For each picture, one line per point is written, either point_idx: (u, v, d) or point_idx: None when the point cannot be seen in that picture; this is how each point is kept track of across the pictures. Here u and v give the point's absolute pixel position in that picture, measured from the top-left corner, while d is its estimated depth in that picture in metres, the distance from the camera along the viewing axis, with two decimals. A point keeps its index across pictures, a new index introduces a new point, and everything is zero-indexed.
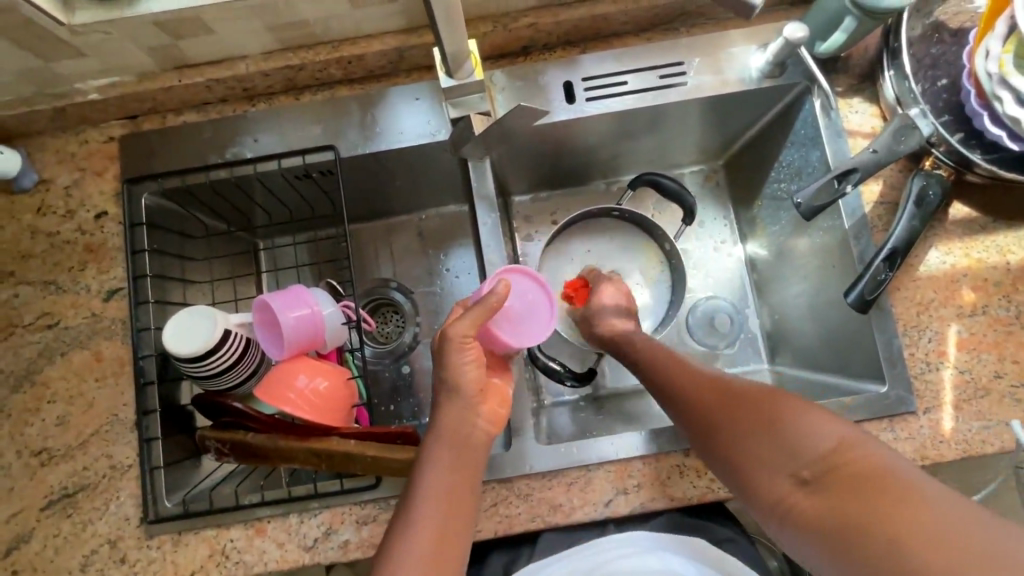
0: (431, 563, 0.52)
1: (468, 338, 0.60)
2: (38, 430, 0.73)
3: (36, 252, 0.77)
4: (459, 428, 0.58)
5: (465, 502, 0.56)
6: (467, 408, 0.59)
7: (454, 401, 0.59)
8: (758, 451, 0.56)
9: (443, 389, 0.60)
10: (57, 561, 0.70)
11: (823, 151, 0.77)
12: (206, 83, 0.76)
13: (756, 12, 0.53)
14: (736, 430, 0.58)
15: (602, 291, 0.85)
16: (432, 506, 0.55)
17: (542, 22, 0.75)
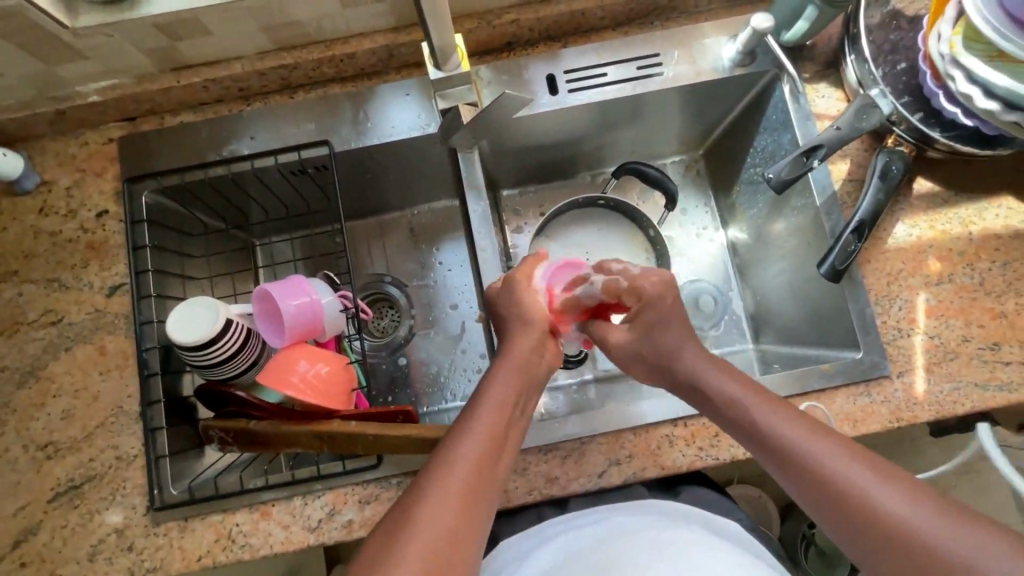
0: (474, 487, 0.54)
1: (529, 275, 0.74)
2: (44, 424, 0.75)
3: (39, 251, 0.79)
4: (512, 387, 0.63)
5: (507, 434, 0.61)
6: (535, 340, 0.69)
7: (524, 329, 0.69)
8: (866, 520, 0.49)
9: (515, 319, 0.70)
10: (65, 551, 0.72)
11: (793, 133, 0.81)
12: (203, 84, 0.79)
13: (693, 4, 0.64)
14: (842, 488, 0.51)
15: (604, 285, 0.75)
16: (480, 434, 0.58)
17: (523, 18, 0.79)
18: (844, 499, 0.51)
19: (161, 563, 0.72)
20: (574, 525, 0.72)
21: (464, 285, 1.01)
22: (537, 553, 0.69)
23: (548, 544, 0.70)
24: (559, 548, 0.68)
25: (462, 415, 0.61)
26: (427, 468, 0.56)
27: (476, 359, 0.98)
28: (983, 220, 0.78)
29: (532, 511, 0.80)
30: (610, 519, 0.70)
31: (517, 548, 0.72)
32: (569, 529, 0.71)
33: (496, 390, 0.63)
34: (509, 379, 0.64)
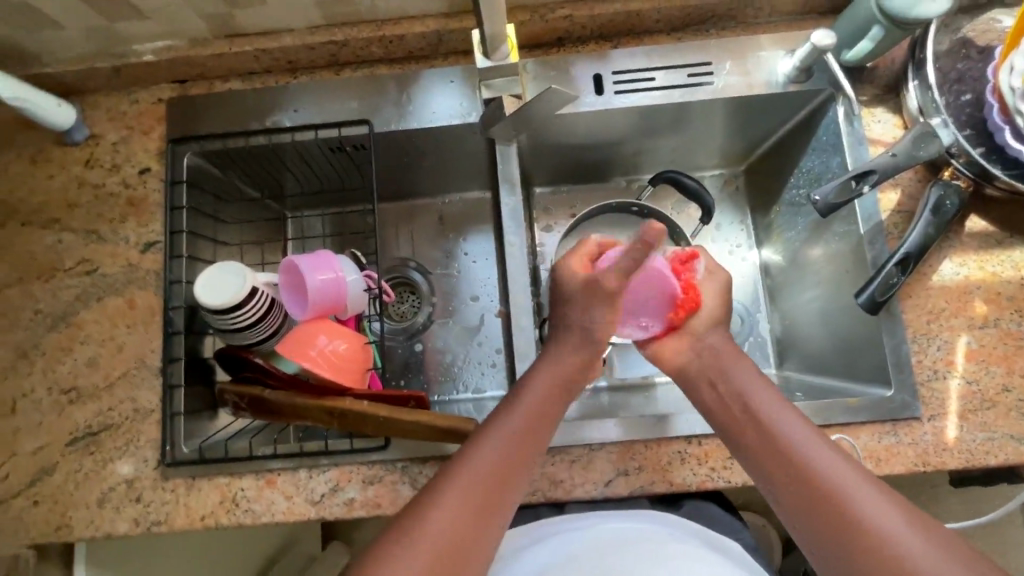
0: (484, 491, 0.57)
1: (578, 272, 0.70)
2: (70, 370, 0.77)
3: (82, 202, 0.81)
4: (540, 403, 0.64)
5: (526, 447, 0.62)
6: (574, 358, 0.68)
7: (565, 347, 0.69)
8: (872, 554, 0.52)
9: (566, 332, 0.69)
10: (77, 495, 0.74)
11: (843, 157, 0.78)
12: (255, 53, 0.80)
13: None
14: (866, 530, 0.53)
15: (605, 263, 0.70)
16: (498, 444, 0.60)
17: (577, 15, 0.78)
18: (863, 538, 0.53)
19: (166, 517, 0.73)
20: (557, 528, 0.70)
21: (487, 280, 1.01)
22: (532, 551, 0.68)
23: (542, 543, 0.69)
24: (553, 547, 0.67)
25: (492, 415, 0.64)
26: (444, 473, 0.59)
27: (492, 353, 0.98)
28: None
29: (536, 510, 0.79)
30: (608, 522, 0.70)
31: (509, 546, 0.71)
32: (562, 531, 0.70)
33: (534, 397, 0.65)
34: (545, 391, 0.65)
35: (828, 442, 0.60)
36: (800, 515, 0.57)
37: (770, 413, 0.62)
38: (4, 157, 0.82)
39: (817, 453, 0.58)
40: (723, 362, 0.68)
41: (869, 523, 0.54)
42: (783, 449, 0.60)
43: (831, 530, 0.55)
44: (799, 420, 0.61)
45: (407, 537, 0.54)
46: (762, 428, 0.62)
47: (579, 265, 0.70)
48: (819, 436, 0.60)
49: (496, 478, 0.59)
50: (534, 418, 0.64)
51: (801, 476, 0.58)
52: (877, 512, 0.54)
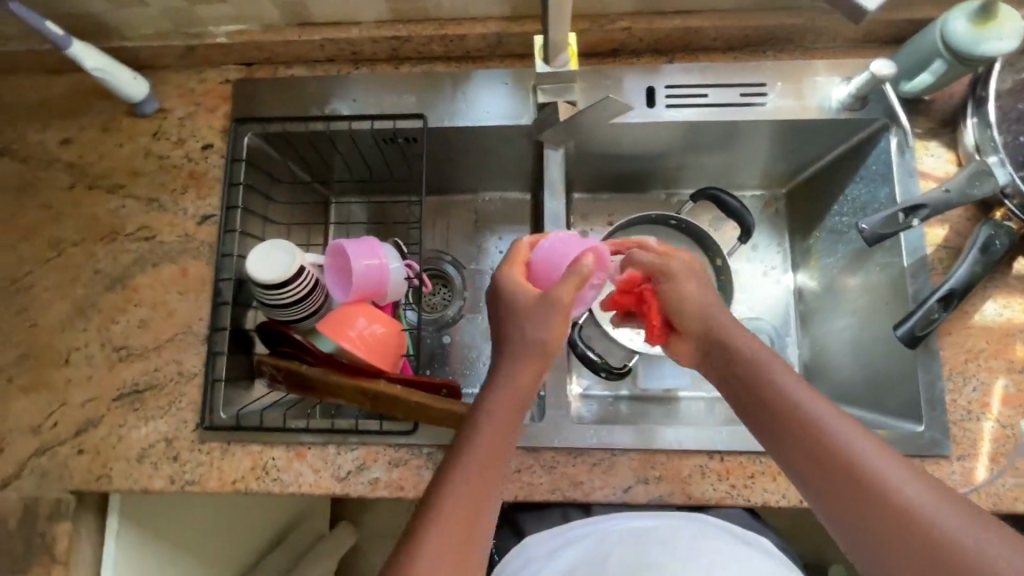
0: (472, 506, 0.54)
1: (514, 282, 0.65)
2: (122, 329, 0.81)
3: (146, 171, 0.85)
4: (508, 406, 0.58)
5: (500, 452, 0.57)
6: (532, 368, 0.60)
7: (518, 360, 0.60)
8: (904, 529, 0.49)
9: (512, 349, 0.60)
10: (119, 448, 0.78)
11: (892, 189, 0.78)
12: (321, 42, 0.83)
13: (868, 16, 0.49)
14: (893, 503, 0.50)
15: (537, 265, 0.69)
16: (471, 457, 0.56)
17: (636, 27, 0.79)
18: (893, 514, 0.49)
19: (199, 478, 0.77)
20: (570, 537, 0.72)
21: None
22: (566, 554, 0.70)
23: (575, 545, 0.71)
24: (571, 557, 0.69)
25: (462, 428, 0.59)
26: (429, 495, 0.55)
27: None
28: None
29: (556, 510, 0.81)
30: (633, 523, 0.71)
31: (542, 548, 0.73)
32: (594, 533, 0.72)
33: (501, 401, 0.59)
34: (514, 395, 0.59)
35: (850, 421, 0.55)
36: (830, 507, 0.53)
37: (789, 395, 0.57)
38: (78, 123, 0.87)
39: (842, 435, 0.54)
40: (731, 336, 0.62)
41: (903, 507, 0.49)
42: (805, 436, 0.55)
43: (857, 512, 0.51)
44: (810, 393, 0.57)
45: (416, 539, 0.53)
46: (773, 408, 0.58)
47: (518, 275, 0.65)
48: (840, 414, 0.56)
49: (477, 495, 0.54)
50: (511, 411, 0.59)
51: (819, 452, 0.54)
52: (912, 494, 0.50)
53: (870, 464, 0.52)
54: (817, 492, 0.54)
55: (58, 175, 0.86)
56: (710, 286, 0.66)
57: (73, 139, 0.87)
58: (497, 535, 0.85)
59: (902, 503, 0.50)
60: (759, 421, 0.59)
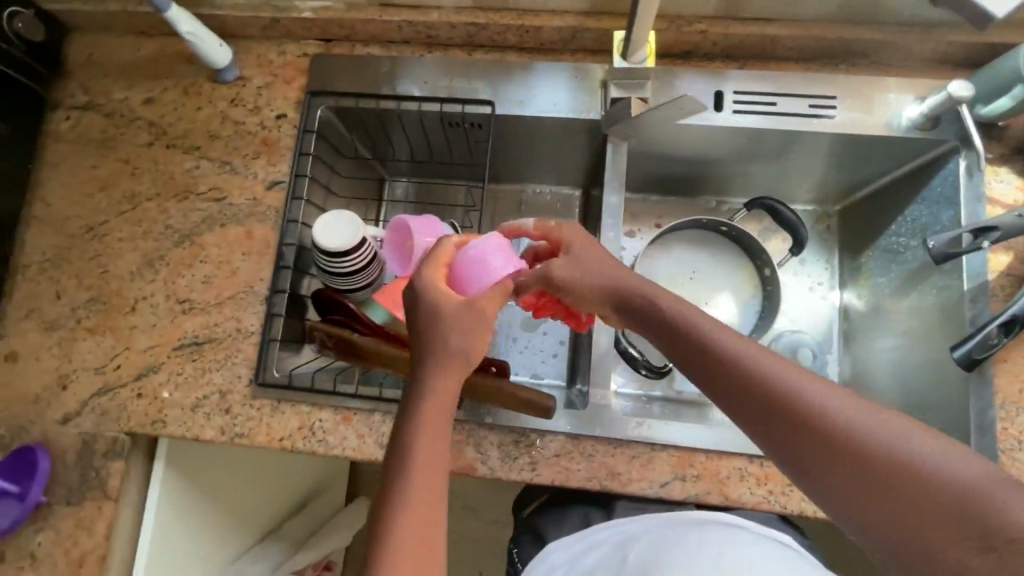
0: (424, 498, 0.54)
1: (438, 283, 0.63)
2: (187, 283, 0.85)
3: (222, 134, 0.89)
4: (436, 397, 0.58)
5: (439, 441, 0.57)
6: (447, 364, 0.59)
7: (433, 361, 0.59)
8: (892, 493, 0.46)
9: (427, 352, 0.60)
10: (175, 395, 0.82)
11: (957, 211, 0.78)
12: (400, 24, 0.86)
13: (992, 20, 0.55)
14: (876, 469, 0.47)
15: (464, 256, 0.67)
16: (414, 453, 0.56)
17: (712, 31, 0.80)
18: (879, 478, 0.47)
19: (249, 432, 0.80)
20: (591, 542, 0.74)
21: None
22: (588, 558, 0.72)
23: (596, 548, 0.73)
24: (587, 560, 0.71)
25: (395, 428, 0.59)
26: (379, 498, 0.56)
27: (556, 344, 1.02)
28: None
29: (576, 511, 0.82)
30: (642, 519, 0.73)
31: (564, 554, 0.74)
32: (611, 536, 0.73)
33: (428, 394, 0.59)
34: (440, 387, 0.59)
35: (809, 375, 0.52)
36: (812, 476, 0.50)
37: (745, 360, 0.54)
38: (161, 84, 0.91)
39: (806, 392, 0.51)
40: (668, 306, 0.60)
41: (883, 457, 0.47)
42: (770, 405, 0.52)
43: (845, 484, 0.48)
44: (774, 364, 0.54)
45: (379, 532, 0.53)
46: (741, 388, 0.54)
47: (437, 277, 0.64)
48: (796, 369, 0.53)
49: (427, 485, 0.55)
50: (442, 403, 0.58)
51: (795, 428, 0.51)
52: (891, 441, 0.47)
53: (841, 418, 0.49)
54: (802, 469, 0.51)
55: (139, 132, 0.90)
56: (614, 259, 0.67)
57: (155, 99, 0.91)
58: (517, 540, 0.87)
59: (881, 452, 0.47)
60: (723, 400, 0.56)
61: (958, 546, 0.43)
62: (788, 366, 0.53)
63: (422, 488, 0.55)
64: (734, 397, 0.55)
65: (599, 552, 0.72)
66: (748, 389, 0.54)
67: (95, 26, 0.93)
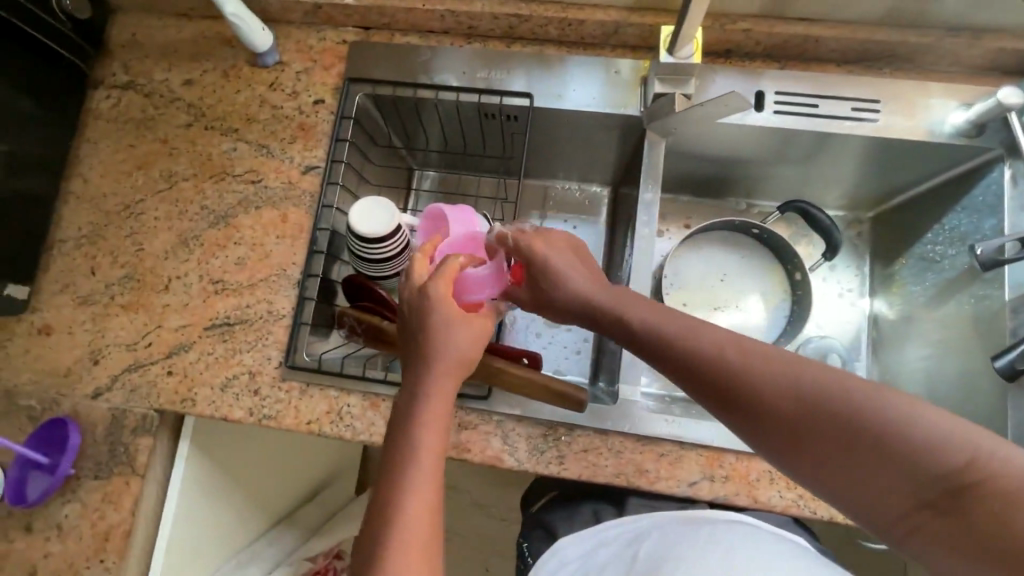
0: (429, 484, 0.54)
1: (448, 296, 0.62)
2: (221, 263, 0.86)
3: (259, 118, 0.89)
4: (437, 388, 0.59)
5: (439, 429, 0.57)
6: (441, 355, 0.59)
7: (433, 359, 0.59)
8: (869, 466, 0.45)
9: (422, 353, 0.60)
10: (206, 375, 0.82)
11: (1000, 220, 0.77)
12: (442, 13, 0.85)
13: None
14: (853, 446, 0.45)
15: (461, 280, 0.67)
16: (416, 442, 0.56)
17: (757, 30, 0.79)
18: (855, 454, 0.45)
19: (277, 414, 0.80)
20: (602, 538, 0.73)
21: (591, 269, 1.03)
22: (600, 553, 0.71)
23: (609, 544, 0.72)
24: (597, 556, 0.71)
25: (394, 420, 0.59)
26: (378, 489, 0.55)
27: (579, 341, 1.01)
28: None
29: (588, 506, 0.82)
30: (655, 517, 0.73)
31: (576, 549, 0.74)
32: (623, 533, 0.73)
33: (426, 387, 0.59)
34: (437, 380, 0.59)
35: (753, 348, 0.51)
36: (775, 453, 0.49)
37: (693, 342, 0.54)
38: (201, 66, 0.92)
39: (756, 366, 0.50)
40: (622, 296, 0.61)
41: (855, 430, 0.45)
42: (723, 386, 0.51)
43: (824, 464, 0.47)
44: (739, 349, 0.51)
45: (377, 535, 0.52)
46: (711, 378, 0.52)
47: (447, 293, 0.62)
48: (740, 343, 0.52)
49: (429, 471, 0.55)
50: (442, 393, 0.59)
51: (770, 415, 0.49)
52: (839, 406, 0.46)
53: (791, 387, 0.48)
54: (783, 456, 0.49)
55: (177, 113, 0.91)
56: (577, 250, 0.69)
57: (195, 81, 0.92)
58: (527, 535, 0.85)
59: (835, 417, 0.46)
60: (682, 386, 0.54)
61: (925, 502, 0.44)
62: (752, 348, 0.51)
63: (424, 474, 0.55)
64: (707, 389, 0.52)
65: (608, 549, 0.71)
66: (719, 379, 0.51)
67: (138, 7, 0.94)
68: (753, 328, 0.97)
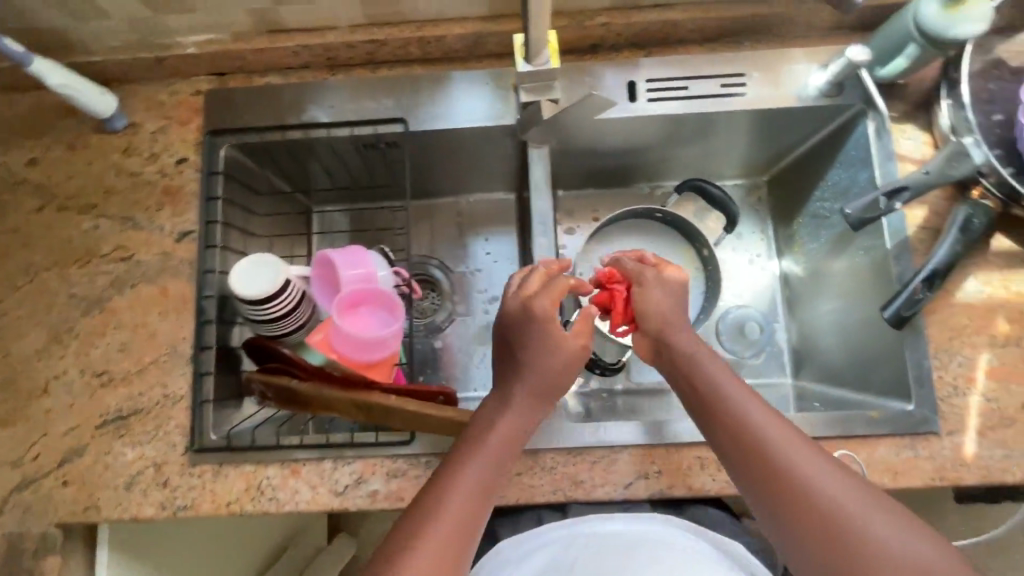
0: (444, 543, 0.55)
1: (547, 313, 0.66)
2: (102, 354, 0.79)
3: (119, 189, 0.82)
4: (490, 455, 0.61)
5: (487, 485, 0.60)
6: (519, 413, 0.64)
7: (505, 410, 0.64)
8: (865, 560, 0.51)
9: (494, 404, 0.65)
10: (107, 476, 0.75)
11: (872, 172, 0.79)
12: (295, 49, 0.81)
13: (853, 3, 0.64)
14: (858, 538, 0.52)
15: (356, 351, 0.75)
16: (454, 502, 0.58)
17: (613, 22, 0.80)
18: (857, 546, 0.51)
19: (193, 502, 0.75)
20: (536, 544, 0.71)
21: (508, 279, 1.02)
22: (534, 557, 0.69)
23: (544, 549, 0.70)
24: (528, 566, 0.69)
25: (442, 467, 0.61)
26: (405, 529, 0.56)
27: None
28: None
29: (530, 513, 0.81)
30: (605, 527, 0.70)
31: (508, 556, 0.71)
32: (557, 539, 0.71)
33: (482, 452, 0.62)
34: (495, 444, 0.62)
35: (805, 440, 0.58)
36: (778, 518, 0.55)
37: (754, 412, 0.60)
38: (44, 142, 0.84)
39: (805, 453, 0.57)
40: (688, 351, 0.66)
41: (863, 528, 0.52)
42: (765, 452, 0.57)
43: (820, 543, 0.53)
44: (780, 426, 0.59)
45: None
46: (746, 438, 0.59)
47: (552, 307, 0.67)
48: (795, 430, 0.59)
49: (459, 529, 0.57)
50: (503, 449, 0.62)
51: (787, 482, 0.55)
52: (852, 504, 0.53)
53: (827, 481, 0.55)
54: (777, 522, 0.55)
55: (26, 198, 0.83)
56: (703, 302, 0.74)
57: (40, 160, 0.84)
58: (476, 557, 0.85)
59: (854, 524, 0.52)
60: (725, 438, 0.60)
61: None
62: (793, 432, 0.59)
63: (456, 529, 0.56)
64: (736, 443, 0.59)
65: (541, 556, 0.69)
66: (748, 442, 0.58)
67: None
68: None
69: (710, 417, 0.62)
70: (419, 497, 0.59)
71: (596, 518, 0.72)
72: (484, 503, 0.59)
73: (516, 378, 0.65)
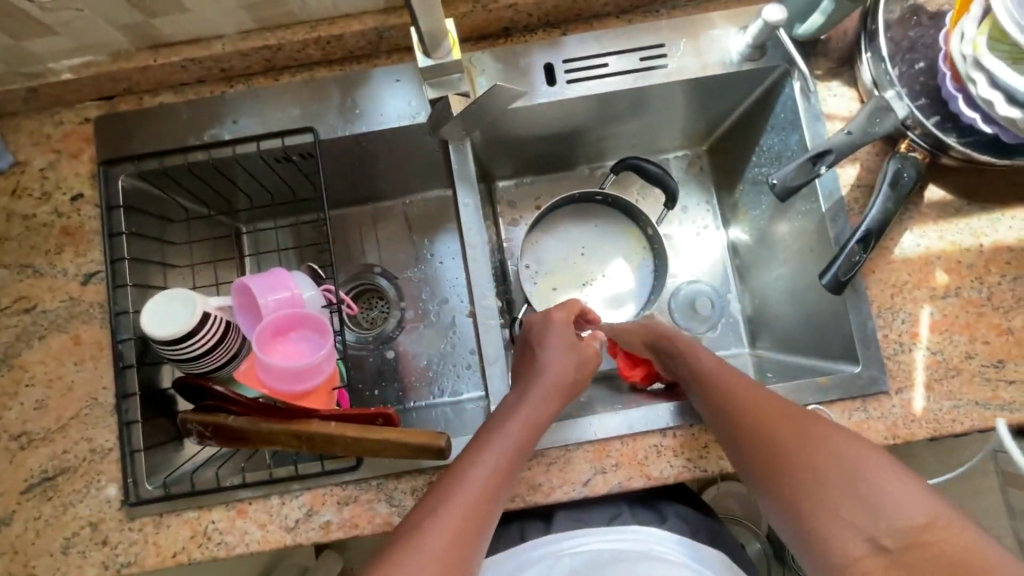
0: (459, 530, 0.55)
1: (568, 323, 0.75)
2: (17, 414, 0.73)
3: (11, 235, 0.76)
4: (512, 446, 0.62)
5: (507, 474, 0.60)
6: (536, 403, 0.66)
7: (523, 398, 0.66)
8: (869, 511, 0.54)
9: (521, 393, 0.67)
10: (38, 544, 0.70)
11: (802, 134, 0.77)
12: (183, 64, 0.76)
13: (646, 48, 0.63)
14: (858, 492, 0.55)
15: (290, 384, 0.71)
16: (472, 488, 0.58)
17: (521, 2, 0.75)
18: (852, 499, 0.55)
19: (136, 558, 0.70)
20: (524, 560, 0.72)
21: (455, 279, 0.98)
22: None
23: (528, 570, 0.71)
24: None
25: (464, 452, 0.62)
26: (427, 508, 0.57)
27: (467, 355, 0.95)
28: (995, 232, 0.74)
29: (514, 527, 0.79)
30: (590, 545, 0.72)
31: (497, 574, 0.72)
32: (544, 557, 0.71)
33: (502, 440, 0.62)
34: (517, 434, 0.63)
35: (788, 408, 0.63)
36: (780, 483, 0.59)
37: (738, 392, 0.65)
38: None
39: (789, 422, 0.61)
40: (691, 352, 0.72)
41: (861, 484, 0.55)
42: (752, 426, 0.62)
43: (817, 500, 0.56)
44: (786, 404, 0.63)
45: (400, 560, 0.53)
46: (754, 410, 0.63)
47: (568, 320, 0.75)
48: (781, 402, 0.64)
49: (481, 508, 0.57)
50: (524, 436, 0.64)
51: (785, 446, 0.59)
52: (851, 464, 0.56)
53: (817, 442, 0.58)
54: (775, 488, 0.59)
55: None
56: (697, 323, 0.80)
57: None
58: None
59: (866, 485, 0.55)
60: (716, 421, 0.65)
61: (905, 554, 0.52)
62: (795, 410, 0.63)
63: (478, 508, 0.57)
64: (742, 413, 0.63)
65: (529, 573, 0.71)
66: (755, 414, 0.63)
67: None
68: (624, 294, 0.96)
69: (714, 395, 0.66)
70: (435, 484, 0.60)
71: (584, 531, 0.73)
72: (501, 488, 0.60)
73: (533, 375, 0.69)
